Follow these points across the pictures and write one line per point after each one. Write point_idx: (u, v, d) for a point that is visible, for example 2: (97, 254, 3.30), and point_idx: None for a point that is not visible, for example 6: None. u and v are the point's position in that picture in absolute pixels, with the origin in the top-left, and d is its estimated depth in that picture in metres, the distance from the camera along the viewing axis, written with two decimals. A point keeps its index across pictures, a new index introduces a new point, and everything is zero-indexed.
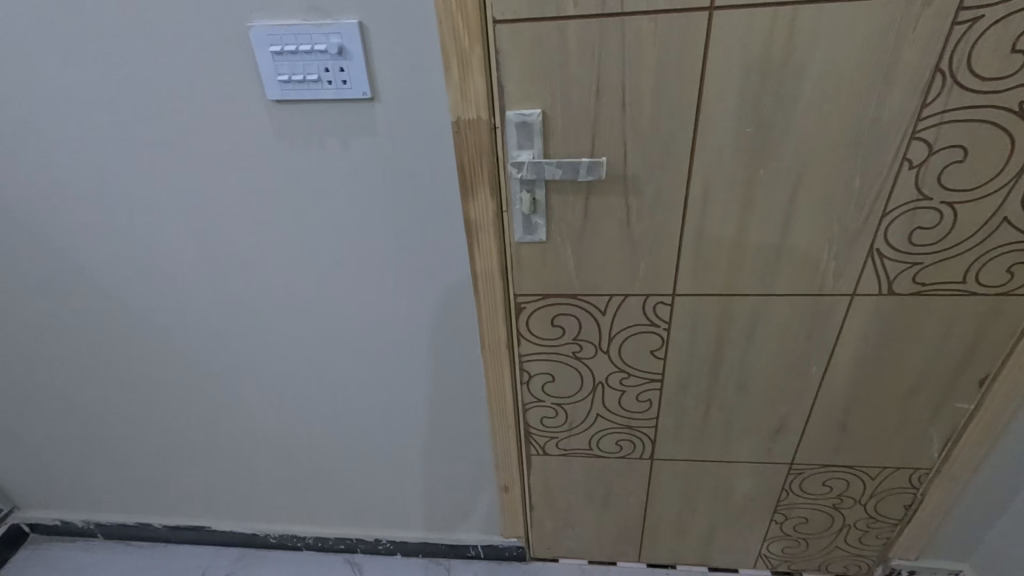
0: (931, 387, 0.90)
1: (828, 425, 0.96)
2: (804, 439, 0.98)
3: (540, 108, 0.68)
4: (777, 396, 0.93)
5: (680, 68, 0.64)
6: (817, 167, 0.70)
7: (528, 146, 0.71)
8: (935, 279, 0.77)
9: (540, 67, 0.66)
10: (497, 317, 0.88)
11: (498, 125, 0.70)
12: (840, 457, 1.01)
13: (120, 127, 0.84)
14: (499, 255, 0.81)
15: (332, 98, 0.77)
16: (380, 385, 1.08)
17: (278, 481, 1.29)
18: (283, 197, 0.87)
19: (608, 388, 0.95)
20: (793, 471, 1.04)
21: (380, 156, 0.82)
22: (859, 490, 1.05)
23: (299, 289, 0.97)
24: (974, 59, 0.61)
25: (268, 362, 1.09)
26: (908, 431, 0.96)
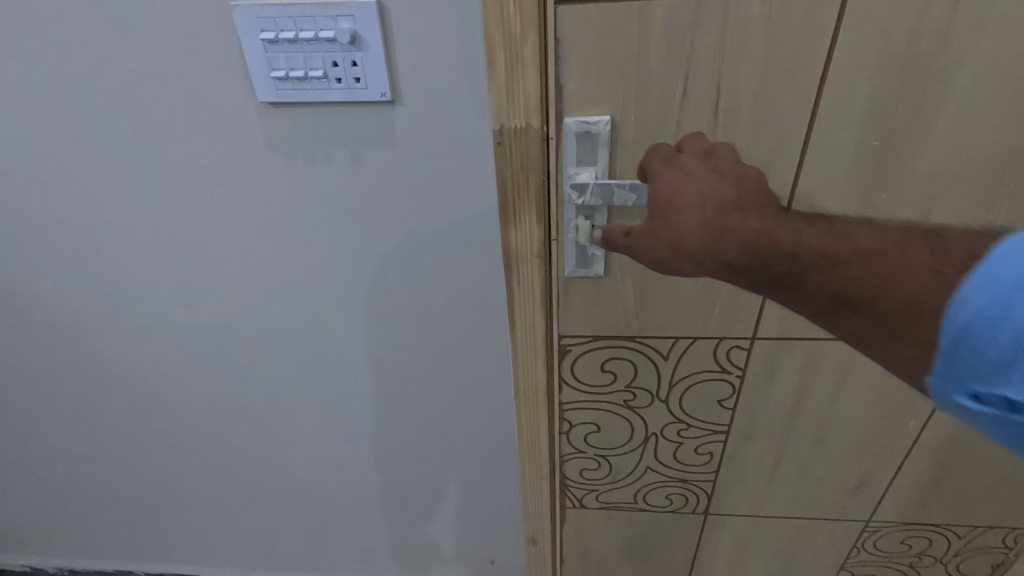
0: None
1: (918, 482, 0.82)
2: (886, 497, 0.85)
3: (609, 115, 0.54)
4: (863, 451, 0.79)
5: (796, 65, 0.50)
6: (957, 191, 0.55)
7: (590, 164, 0.56)
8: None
9: (612, 63, 0.51)
10: (536, 364, 0.73)
11: (553, 137, 0.55)
12: (927, 517, 0.87)
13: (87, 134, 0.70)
14: (543, 294, 0.66)
15: (342, 100, 0.64)
16: (394, 425, 0.96)
17: (275, 525, 1.15)
18: (284, 217, 0.74)
19: (663, 439, 0.81)
20: (868, 529, 0.90)
21: (399, 167, 0.68)
22: (941, 548, 0.92)
23: (300, 320, 0.84)
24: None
25: (263, 400, 0.95)
26: (1012, 489, 0.82)
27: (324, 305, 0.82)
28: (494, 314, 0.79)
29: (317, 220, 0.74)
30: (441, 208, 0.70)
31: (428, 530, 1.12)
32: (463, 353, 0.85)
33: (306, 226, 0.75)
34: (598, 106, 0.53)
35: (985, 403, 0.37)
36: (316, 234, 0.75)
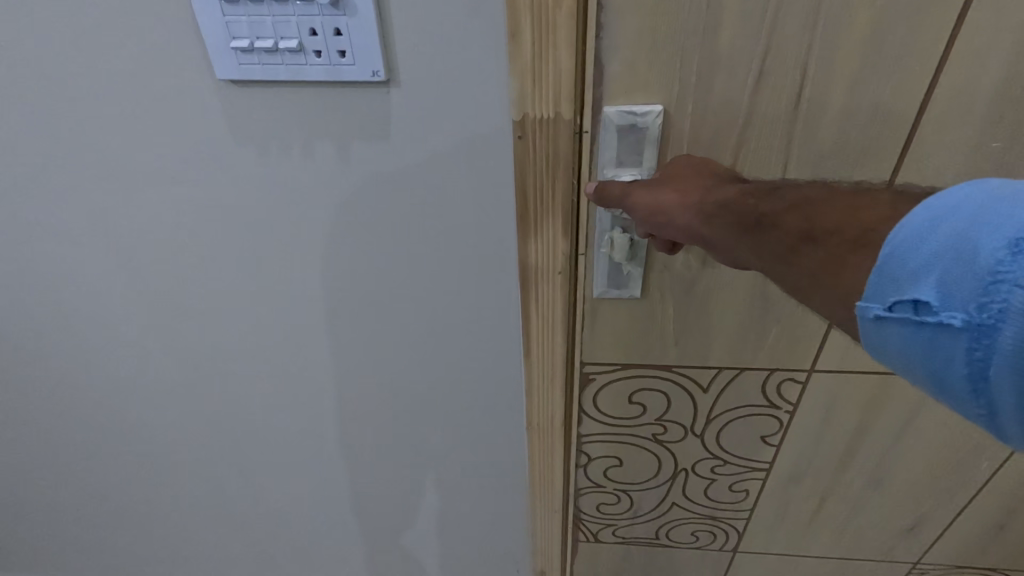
0: None
1: (978, 525, 0.73)
2: (942, 539, 0.75)
3: (660, 104, 0.42)
4: (921, 492, 0.70)
5: (909, 40, 0.38)
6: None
7: (632, 164, 0.45)
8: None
9: (672, 35, 0.40)
10: (552, 394, 0.62)
11: (587, 130, 0.44)
12: (984, 560, 0.78)
13: (15, 116, 0.58)
14: (565, 317, 0.55)
15: (323, 79, 0.52)
16: (389, 448, 0.85)
17: (256, 548, 1.04)
18: (259, 218, 0.63)
19: (694, 475, 0.72)
20: (915, 571, 0.81)
21: (393, 161, 0.57)
22: None
23: (280, 332, 0.73)
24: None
25: (240, 418, 0.84)
26: None
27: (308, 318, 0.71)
28: (504, 331, 0.69)
29: (299, 222, 0.63)
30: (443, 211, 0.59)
31: (424, 557, 1.02)
32: (467, 375, 0.74)
33: (285, 228, 0.63)
34: (647, 93, 0.42)
35: (922, 319, 0.27)
36: (298, 238, 0.64)
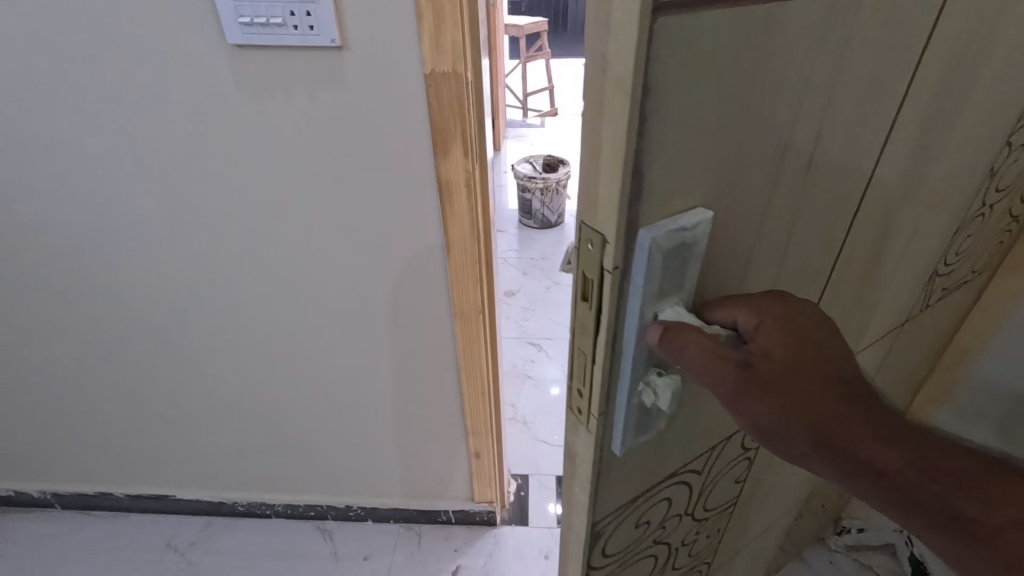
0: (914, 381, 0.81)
1: None
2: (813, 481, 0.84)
3: (700, 205, 0.29)
4: None
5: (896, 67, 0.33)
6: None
7: (674, 292, 0.31)
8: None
9: (709, 169, 0.28)
10: (469, 281, 0.89)
11: (608, 266, 0.29)
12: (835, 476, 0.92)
13: (50, 58, 0.75)
14: (473, 215, 0.81)
15: (299, 45, 0.69)
16: (350, 353, 1.04)
17: (247, 449, 1.23)
18: (237, 148, 0.79)
19: (683, 551, 0.58)
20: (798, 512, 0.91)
21: (353, 111, 0.74)
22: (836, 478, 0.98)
23: (267, 254, 0.90)
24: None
25: (235, 329, 1.02)
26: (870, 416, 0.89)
27: (279, 235, 0.88)
28: (438, 251, 0.87)
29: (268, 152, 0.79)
30: (383, 160, 0.78)
31: (392, 458, 1.22)
32: (408, 286, 0.92)
33: (258, 156, 0.79)
34: (686, 192, 0.28)
35: None
36: (267, 163, 0.80)
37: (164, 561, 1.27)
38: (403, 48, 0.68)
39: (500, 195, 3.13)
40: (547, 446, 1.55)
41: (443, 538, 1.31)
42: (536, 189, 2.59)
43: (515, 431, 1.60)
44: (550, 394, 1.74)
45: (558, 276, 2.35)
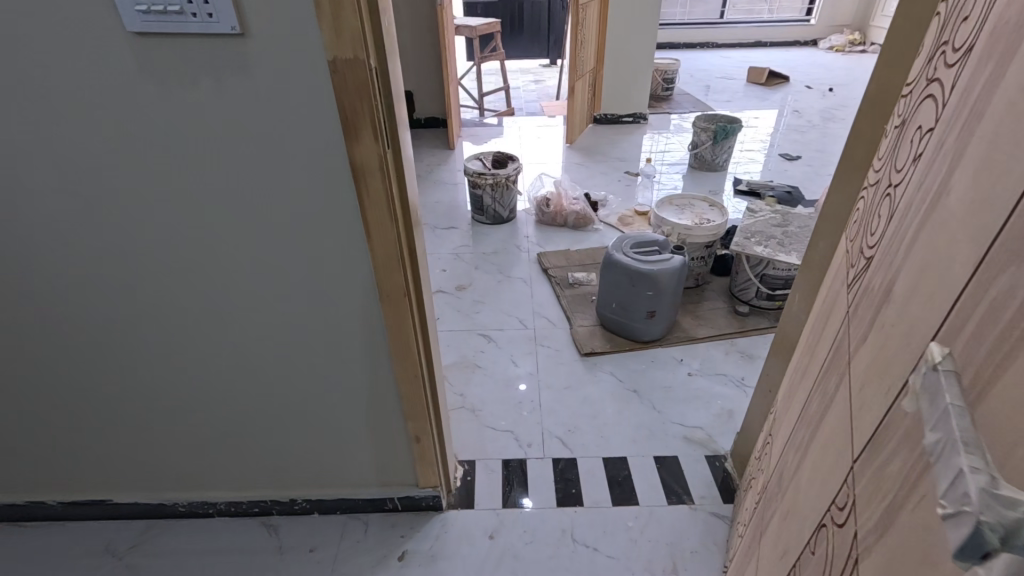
0: (807, 336, 0.91)
1: (790, 419, 0.90)
2: (777, 468, 0.88)
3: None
4: (797, 432, 0.81)
5: None
6: (857, 319, 0.64)
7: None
8: (835, 276, 0.83)
9: None
10: (392, 265, 0.92)
11: None
12: (773, 448, 0.97)
13: None
14: (390, 199, 0.84)
15: (199, 33, 0.70)
16: (283, 342, 1.05)
17: (184, 448, 1.22)
18: (150, 138, 0.80)
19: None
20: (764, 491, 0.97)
21: (258, 97, 0.75)
22: (765, 447, 1.05)
23: (187, 244, 0.91)
24: (954, 8, 0.58)
25: (161, 325, 1.02)
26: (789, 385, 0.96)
27: (199, 225, 0.88)
28: (358, 236, 0.89)
29: (180, 140, 0.80)
30: (294, 145, 0.80)
31: (333, 448, 1.23)
32: (333, 272, 0.94)
33: (171, 145, 0.80)
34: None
35: None
36: (181, 152, 0.81)
37: (101, 566, 1.24)
38: (304, 36, 0.70)
39: (453, 193, 3.15)
40: (494, 432, 1.59)
41: (390, 525, 1.33)
42: (486, 185, 2.63)
43: (464, 419, 1.63)
44: (499, 382, 1.77)
45: (509, 270, 2.39)
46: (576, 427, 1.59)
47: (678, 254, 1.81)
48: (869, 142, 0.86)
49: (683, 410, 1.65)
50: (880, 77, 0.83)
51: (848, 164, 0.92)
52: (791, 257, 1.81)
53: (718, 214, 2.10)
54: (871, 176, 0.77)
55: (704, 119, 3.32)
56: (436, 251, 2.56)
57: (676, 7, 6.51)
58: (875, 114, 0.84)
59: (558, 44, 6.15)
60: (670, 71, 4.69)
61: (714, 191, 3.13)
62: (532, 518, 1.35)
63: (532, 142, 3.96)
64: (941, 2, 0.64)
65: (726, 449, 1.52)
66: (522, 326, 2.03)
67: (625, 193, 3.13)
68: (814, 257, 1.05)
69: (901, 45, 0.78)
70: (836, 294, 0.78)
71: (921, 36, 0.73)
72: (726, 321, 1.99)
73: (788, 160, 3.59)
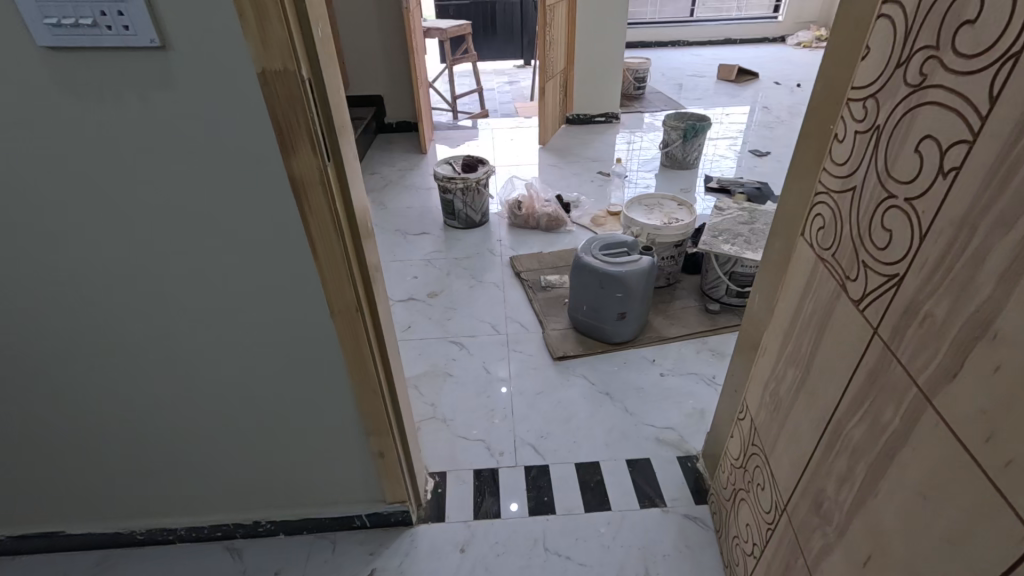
0: (785, 345, 0.89)
1: (796, 439, 0.85)
2: (804, 495, 0.82)
3: None
4: (829, 460, 0.75)
5: None
6: (913, 346, 0.58)
7: None
8: (810, 283, 0.81)
9: None
10: (342, 280, 0.89)
11: None
12: (772, 461, 0.94)
13: None
14: (332, 213, 0.82)
15: (116, 47, 0.67)
16: (233, 363, 1.02)
17: (137, 475, 1.17)
18: (73, 157, 0.76)
19: None
20: (778, 512, 0.92)
21: (185, 111, 0.72)
22: (754, 459, 1.03)
23: (121, 265, 0.87)
24: (925, 10, 0.56)
25: (102, 350, 0.98)
26: (774, 400, 0.93)
27: (135, 245, 0.85)
28: (301, 252, 0.86)
29: (107, 158, 0.76)
30: (225, 160, 0.76)
31: (294, 468, 1.20)
32: (280, 290, 0.91)
33: (98, 164, 0.77)
34: None
35: None
36: (108, 171, 0.77)
37: None
38: (229, 48, 0.67)
39: (424, 197, 3.12)
40: (465, 442, 1.56)
41: (357, 542, 1.30)
42: (456, 190, 2.60)
43: (435, 430, 1.60)
44: (471, 390, 1.75)
45: (481, 274, 2.37)
46: (548, 433, 1.58)
47: (646, 255, 1.81)
48: (816, 143, 0.86)
49: (655, 411, 1.64)
50: (824, 78, 0.83)
51: (798, 165, 0.92)
52: (758, 255, 1.82)
53: (686, 213, 2.11)
54: (832, 180, 0.76)
55: (673, 118, 3.34)
56: (407, 257, 2.52)
57: (647, 6, 6.57)
58: (822, 113, 0.84)
59: (530, 45, 6.15)
60: (641, 70, 4.72)
61: (685, 189, 3.15)
62: (503, 529, 1.33)
63: (504, 144, 3.95)
64: (885, 3, 0.64)
65: (697, 449, 1.52)
66: (494, 332, 2.00)
67: (597, 193, 3.13)
68: (769, 256, 1.05)
69: (838, 47, 0.78)
70: (830, 305, 0.75)
71: (857, 36, 0.73)
72: (697, 320, 2.00)
73: (757, 156, 3.64)
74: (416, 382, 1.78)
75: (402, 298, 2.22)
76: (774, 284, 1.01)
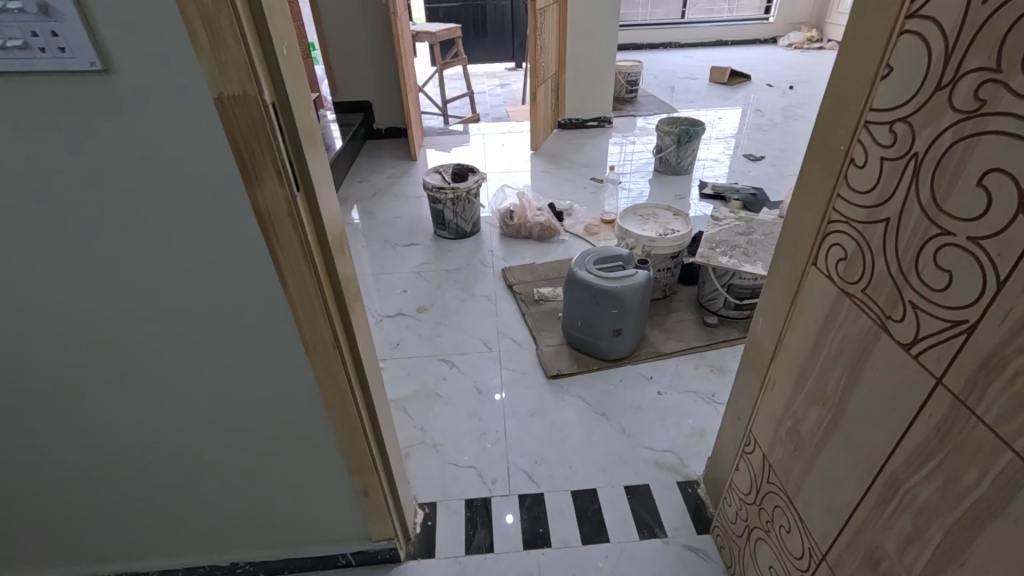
0: (807, 382, 0.84)
1: (831, 487, 0.79)
2: (852, 548, 0.76)
3: None
4: (888, 517, 0.69)
5: None
6: (1001, 404, 0.52)
7: None
8: (834, 317, 0.76)
9: None
10: (313, 316, 0.82)
11: None
12: (799, 505, 0.89)
13: None
14: (301, 245, 0.75)
15: (51, 71, 0.60)
16: (200, 402, 0.94)
17: (103, 518, 1.10)
18: (12, 189, 0.69)
19: None
20: (815, 561, 0.86)
21: (133, 140, 0.65)
22: (773, 499, 0.97)
23: (72, 303, 0.80)
24: (973, 29, 0.51)
25: (57, 391, 0.90)
26: (796, 443, 0.88)
27: (85, 282, 0.78)
28: (269, 287, 0.79)
29: (49, 190, 0.69)
30: (180, 191, 0.69)
31: (271, 507, 1.13)
32: (247, 327, 0.84)
33: (41, 196, 0.70)
34: None
35: None
36: (52, 203, 0.70)
37: None
38: (178, 71, 0.60)
39: (414, 206, 3.05)
40: (456, 468, 1.50)
41: None
42: (446, 199, 2.54)
43: (424, 456, 1.54)
44: (462, 412, 1.68)
45: (472, 287, 2.30)
46: (542, 457, 1.52)
47: (642, 268, 1.75)
48: (815, 165, 0.81)
49: (652, 433, 1.58)
50: (829, 95, 0.78)
51: (802, 186, 0.86)
52: (756, 267, 1.77)
53: (682, 223, 2.05)
54: (853, 209, 0.70)
55: (667, 123, 3.29)
56: (396, 270, 2.45)
57: (638, 9, 6.53)
58: (825, 131, 0.78)
59: (522, 47, 6.09)
60: (633, 73, 4.68)
61: (679, 196, 3.10)
62: (497, 564, 1.27)
63: (495, 150, 3.88)
64: (914, 19, 0.59)
65: (698, 473, 1.46)
66: (486, 348, 1.94)
67: (590, 200, 3.07)
68: (769, 280, 0.99)
69: (843, 63, 0.73)
70: (866, 346, 0.70)
71: (863, 53, 0.68)
72: (695, 334, 1.94)
73: (751, 161, 3.60)
74: (405, 404, 1.71)
75: (390, 313, 2.15)
76: (775, 311, 0.96)
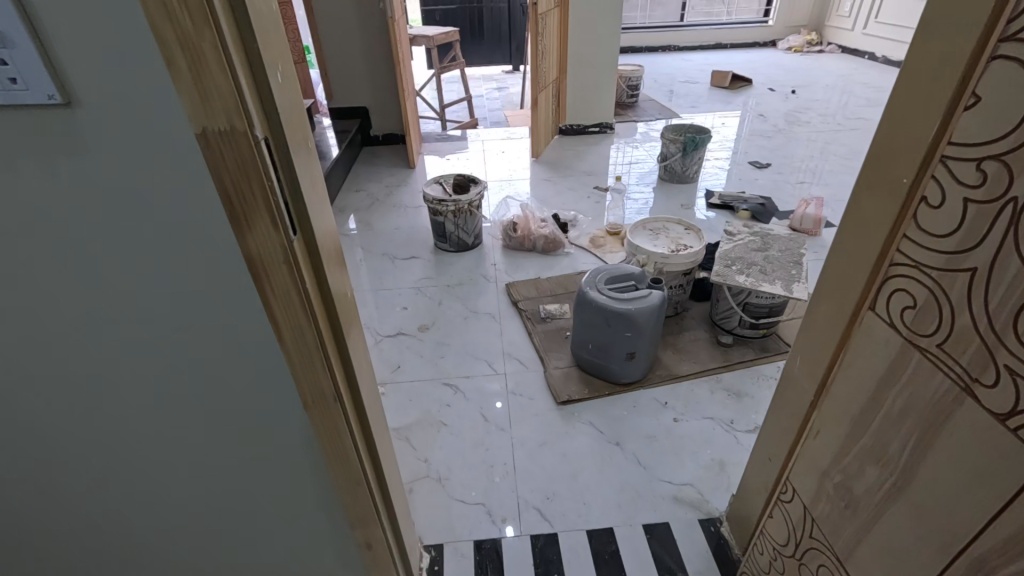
0: (863, 438, 0.76)
1: (898, 558, 0.71)
2: None
3: None
4: None
5: None
6: None
7: None
8: (900, 372, 0.68)
9: None
10: (314, 369, 0.73)
11: None
12: (852, 569, 0.81)
13: None
14: (300, 294, 0.66)
15: (4, 103, 0.52)
16: (185, 457, 0.86)
17: (90, 565, 1.03)
18: None
19: None
20: None
21: (101, 180, 0.57)
22: (820, 558, 0.89)
23: (40, 355, 0.71)
24: None
25: (29, 445, 0.82)
26: (850, 502, 0.80)
27: (53, 333, 0.69)
28: (258, 339, 0.70)
29: (10, 235, 0.61)
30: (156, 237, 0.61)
31: (267, 557, 1.05)
32: (235, 379, 0.75)
33: (1, 240, 0.62)
34: None
35: None
36: (13, 248, 0.62)
37: None
38: (149, 105, 0.52)
39: (413, 217, 2.95)
40: (462, 505, 1.41)
41: None
42: (447, 213, 2.45)
43: (428, 491, 1.45)
44: (468, 441, 1.59)
45: (475, 304, 2.22)
46: (555, 493, 1.43)
47: (656, 289, 1.67)
48: (865, 199, 0.73)
49: (670, 464, 1.50)
50: (884, 122, 0.70)
51: (849, 220, 0.77)
52: (776, 287, 1.69)
53: (695, 239, 1.97)
54: (926, 254, 0.63)
55: (672, 131, 3.21)
56: (396, 286, 2.36)
57: (636, 12, 6.47)
58: (879, 162, 0.70)
59: (520, 50, 6.00)
60: (634, 77, 4.60)
61: (685, 205, 3.02)
62: None
63: (495, 157, 3.79)
64: (1009, 44, 0.51)
65: (721, 509, 1.37)
66: (491, 372, 1.85)
67: (594, 210, 2.99)
68: (807, 318, 0.91)
69: (905, 88, 0.65)
70: (944, 408, 0.62)
71: (933, 79, 0.60)
72: (709, 355, 1.86)
73: (757, 168, 3.52)
74: (407, 433, 1.62)
75: (390, 333, 2.06)
76: (815, 353, 0.88)
